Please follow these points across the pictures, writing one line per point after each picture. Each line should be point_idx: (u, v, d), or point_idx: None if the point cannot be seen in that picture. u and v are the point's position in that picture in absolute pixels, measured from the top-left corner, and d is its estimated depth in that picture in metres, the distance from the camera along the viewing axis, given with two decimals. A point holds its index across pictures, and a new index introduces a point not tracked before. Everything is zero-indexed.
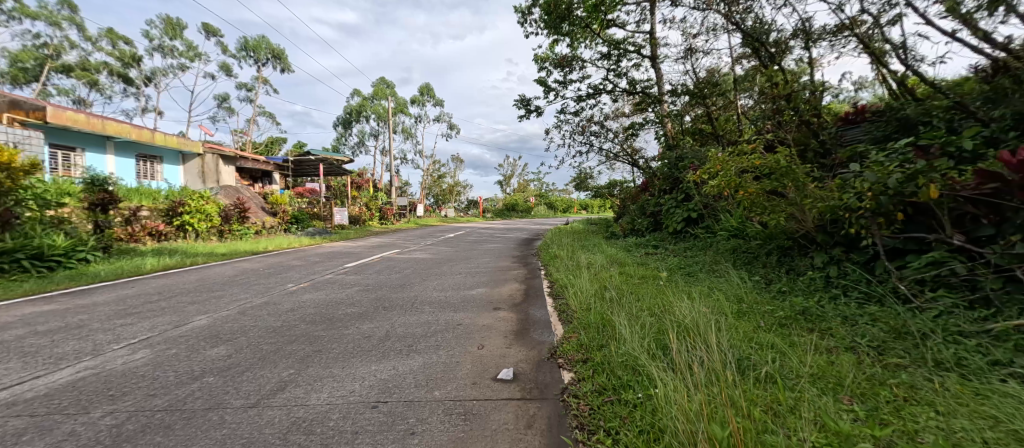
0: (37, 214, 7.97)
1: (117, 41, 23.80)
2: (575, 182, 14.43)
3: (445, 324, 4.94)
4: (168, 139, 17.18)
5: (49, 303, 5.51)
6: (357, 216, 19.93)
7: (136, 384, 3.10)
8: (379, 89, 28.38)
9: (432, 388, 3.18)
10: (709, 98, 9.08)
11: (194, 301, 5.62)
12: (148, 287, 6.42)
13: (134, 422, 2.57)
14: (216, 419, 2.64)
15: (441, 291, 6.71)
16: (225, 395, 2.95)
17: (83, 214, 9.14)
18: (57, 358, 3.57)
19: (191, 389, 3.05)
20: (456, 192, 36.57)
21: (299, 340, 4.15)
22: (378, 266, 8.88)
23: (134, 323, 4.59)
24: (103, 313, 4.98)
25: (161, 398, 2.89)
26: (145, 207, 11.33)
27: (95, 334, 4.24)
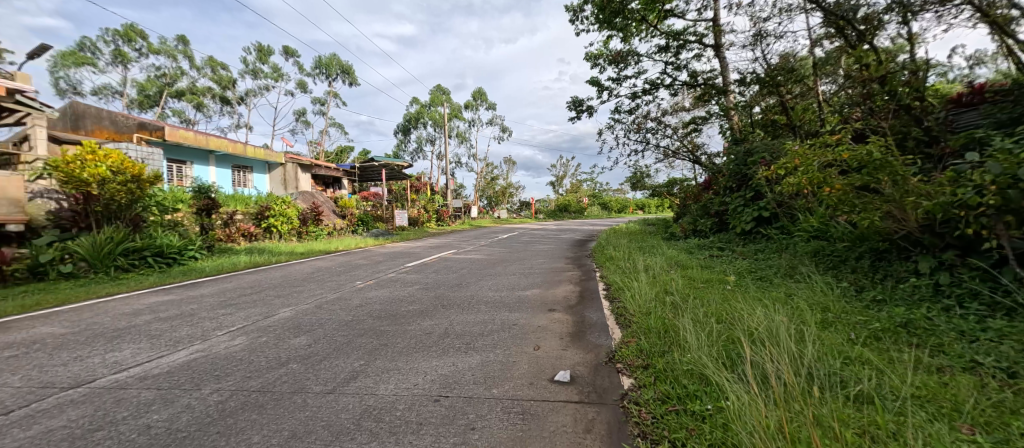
0: (158, 218, 9.26)
1: (218, 68, 26.57)
2: (630, 181, 14.01)
3: (501, 324, 4.98)
4: (256, 151, 19.00)
5: (163, 293, 6.23)
6: (416, 218, 20.79)
7: (236, 366, 3.40)
8: (436, 96, 29.22)
9: (490, 385, 3.21)
10: (782, 86, 8.36)
11: (277, 295, 6.10)
12: (241, 282, 7.05)
13: (235, 400, 2.80)
14: (299, 402, 2.81)
15: (496, 291, 6.79)
16: (307, 381, 3.15)
17: (192, 219, 10.75)
18: (175, 341, 4.00)
19: (279, 373, 3.28)
20: (508, 193, 36.93)
21: (368, 334, 4.36)
22: (436, 266, 9.14)
23: (232, 313, 5.06)
24: (208, 303, 5.56)
25: (255, 380, 3.13)
26: (240, 212, 12.47)
27: (203, 321, 4.73)
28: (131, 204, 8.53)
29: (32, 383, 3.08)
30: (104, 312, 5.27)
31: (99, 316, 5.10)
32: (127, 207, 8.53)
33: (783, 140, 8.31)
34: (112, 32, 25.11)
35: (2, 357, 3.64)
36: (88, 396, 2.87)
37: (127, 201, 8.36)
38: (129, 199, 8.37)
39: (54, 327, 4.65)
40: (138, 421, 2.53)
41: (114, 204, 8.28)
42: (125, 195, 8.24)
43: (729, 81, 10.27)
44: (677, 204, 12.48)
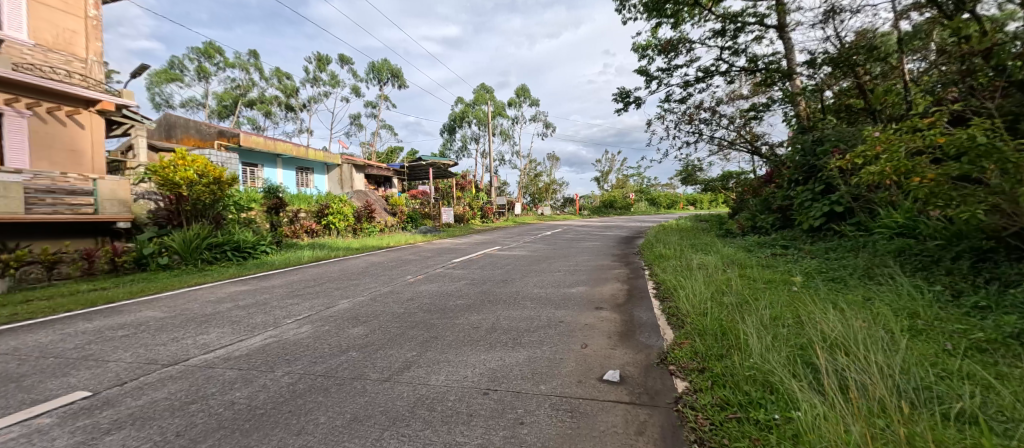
0: (235, 216, 10.38)
1: (283, 78, 28.42)
2: (680, 176, 13.49)
3: (547, 321, 4.92)
4: (317, 154, 20.04)
5: (237, 284, 6.82)
6: (461, 215, 21.11)
7: (303, 352, 3.66)
8: (480, 95, 29.44)
9: (538, 381, 3.18)
10: (859, 66, 7.92)
11: (336, 287, 6.44)
12: (305, 275, 7.51)
13: (303, 383, 3.02)
14: (358, 388, 2.97)
15: (542, 287, 6.73)
16: (366, 368, 3.32)
17: (264, 217, 11.72)
18: (251, 327, 4.41)
19: (340, 360, 3.46)
20: (552, 190, 36.72)
21: (419, 326, 4.49)
22: (481, 262, 9.25)
23: (297, 303, 5.41)
24: (277, 293, 6.04)
25: (320, 365, 3.33)
26: (303, 210, 13.17)
27: (275, 310, 5.12)
28: (214, 204, 9.67)
29: (140, 359, 3.58)
30: (193, 299, 5.92)
31: (189, 303, 5.71)
32: (211, 207, 9.69)
33: (862, 126, 7.63)
34: (194, 50, 27.93)
35: (115, 337, 4.26)
36: (183, 373, 3.27)
37: (211, 201, 9.45)
38: (212, 199, 9.48)
39: (153, 312, 5.31)
40: (224, 397, 2.84)
41: (200, 204, 9.40)
42: (210, 195, 9.31)
43: (796, 63, 9.58)
44: (734, 198, 11.83)
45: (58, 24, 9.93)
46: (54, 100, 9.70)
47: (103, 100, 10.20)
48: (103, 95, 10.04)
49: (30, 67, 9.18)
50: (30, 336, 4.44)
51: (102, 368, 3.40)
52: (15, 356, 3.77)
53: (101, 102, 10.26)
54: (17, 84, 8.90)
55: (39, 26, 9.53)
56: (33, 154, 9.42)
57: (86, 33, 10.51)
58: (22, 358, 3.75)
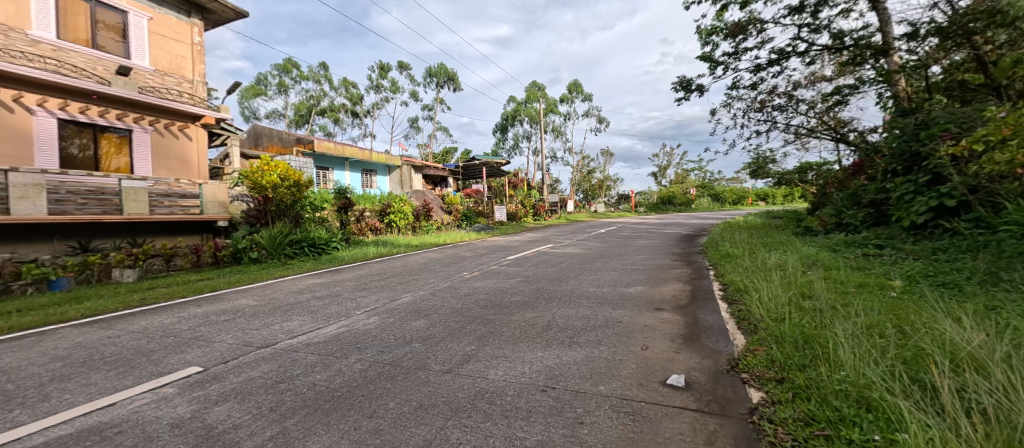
0: (311, 215, 11.25)
1: (350, 86, 30.15)
2: (749, 169, 12.64)
3: (604, 320, 4.78)
4: (380, 156, 20.96)
5: (312, 277, 7.38)
6: (513, 213, 21.21)
7: (371, 341, 4.12)
8: (532, 92, 29.34)
9: (597, 382, 3.16)
10: (977, 37, 6.94)
11: (399, 281, 6.75)
12: (372, 269, 7.94)
13: (373, 369, 3.45)
14: (423, 377, 3.28)
15: (598, 286, 6.56)
16: (428, 359, 3.63)
17: (334, 215, 12.44)
18: (327, 317, 5.02)
19: (406, 350, 3.87)
20: (606, 186, 35.87)
21: (477, 321, 4.68)
22: (535, 259, 9.20)
23: (365, 297, 5.78)
24: (347, 286, 6.53)
25: (388, 354, 3.78)
26: (368, 209, 13.85)
27: (346, 304, 5.51)
28: (295, 204, 10.58)
29: (239, 340, 4.24)
30: (279, 289, 6.58)
31: (274, 293, 6.33)
32: (292, 206, 10.59)
33: (981, 104, 6.71)
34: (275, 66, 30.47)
35: (220, 320, 4.99)
36: (273, 355, 3.85)
37: (291, 201, 10.37)
38: (292, 199, 10.40)
39: (248, 300, 5.96)
40: (307, 378, 3.32)
41: (282, 204, 10.34)
42: (290, 197, 10.26)
43: (893, 37, 8.59)
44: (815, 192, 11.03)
45: (171, 50, 11.08)
46: (171, 117, 10.91)
47: (206, 115, 11.29)
48: (207, 111, 11.09)
49: (151, 90, 10.50)
50: (155, 319, 5.19)
51: (208, 348, 4.09)
52: (145, 333, 4.59)
53: (204, 117, 11.40)
54: (145, 106, 10.22)
55: (157, 54, 10.75)
56: (155, 165, 10.67)
57: (193, 56, 11.60)
58: (152, 337, 4.47)
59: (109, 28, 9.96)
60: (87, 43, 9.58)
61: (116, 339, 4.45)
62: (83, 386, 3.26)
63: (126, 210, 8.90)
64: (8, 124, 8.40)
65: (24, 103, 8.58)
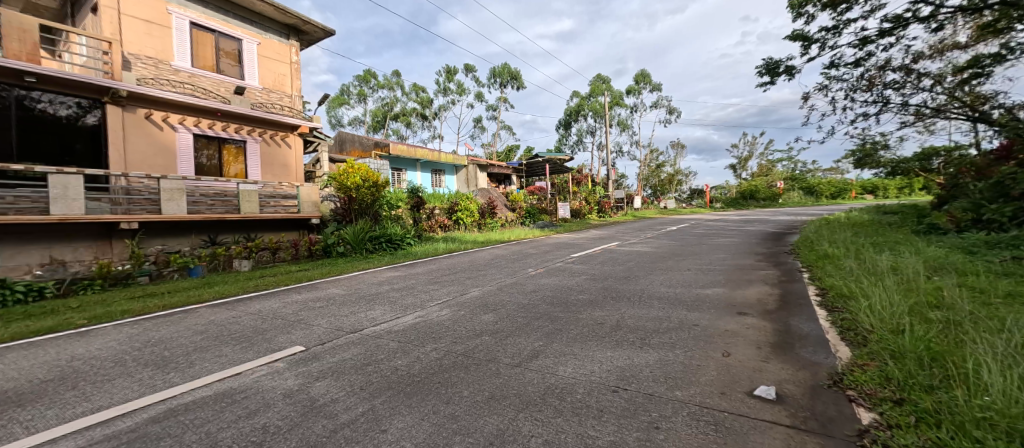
0: (387, 213, 11.84)
1: (419, 91, 31.45)
2: (852, 157, 11.24)
3: (679, 323, 4.45)
4: (448, 157, 21.58)
5: (389, 271, 7.75)
6: (577, 210, 20.78)
7: (445, 332, 4.28)
8: (596, 85, 28.60)
9: (673, 386, 3.02)
10: None
11: (467, 276, 6.87)
12: (442, 264, 8.18)
13: (448, 358, 3.62)
14: (494, 369, 3.38)
15: (670, 286, 6.15)
16: (499, 352, 3.74)
17: (408, 213, 12.99)
18: (404, 306, 5.25)
19: (475, 343, 3.97)
20: (676, 181, 34.06)
21: (544, 318, 4.66)
22: (601, 257, 8.87)
23: (436, 290, 5.94)
24: (420, 279, 6.77)
25: (460, 345, 3.92)
26: (437, 207, 14.31)
27: (417, 296, 5.72)
28: (375, 202, 11.21)
29: (332, 325, 4.60)
30: (362, 280, 7.01)
31: (359, 284, 6.74)
32: (372, 205, 11.21)
33: None
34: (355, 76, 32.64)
35: (317, 306, 5.41)
36: (361, 339, 4.15)
37: (371, 199, 11.03)
38: (372, 198, 11.06)
39: (337, 289, 6.42)
40: (390, 362, 3.57)
41: (363, 203, 11.01)
42: (370, 195, 10.93)
43: None
44: (942, 184, 9.71)
45: (275, 70, 12.18)
46: (278, 128, 12.07)
47: (302, 125, 12.28)
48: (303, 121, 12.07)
49: (261, 106, 11.70)
50: (265, 303, 5.77)
51: (307, 330, 4.50)
52: (256, 315, 5.15)
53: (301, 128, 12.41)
54: (257, 120, 11.41)
55: (263, 73, 11.91)
56: (263, 171, 11.79)
57: (292, 74, 12.64)
58: (264, 319, 5.00)
59: (228, 55, 11.22)
60: (211, 69, 10.89)
61: (239, 318, 5.05)
62: (217, 355, 3.86)
63: (243, 209, 10.04)
64: (159, 141, 9.80)
65: (168, 122, 9.91)
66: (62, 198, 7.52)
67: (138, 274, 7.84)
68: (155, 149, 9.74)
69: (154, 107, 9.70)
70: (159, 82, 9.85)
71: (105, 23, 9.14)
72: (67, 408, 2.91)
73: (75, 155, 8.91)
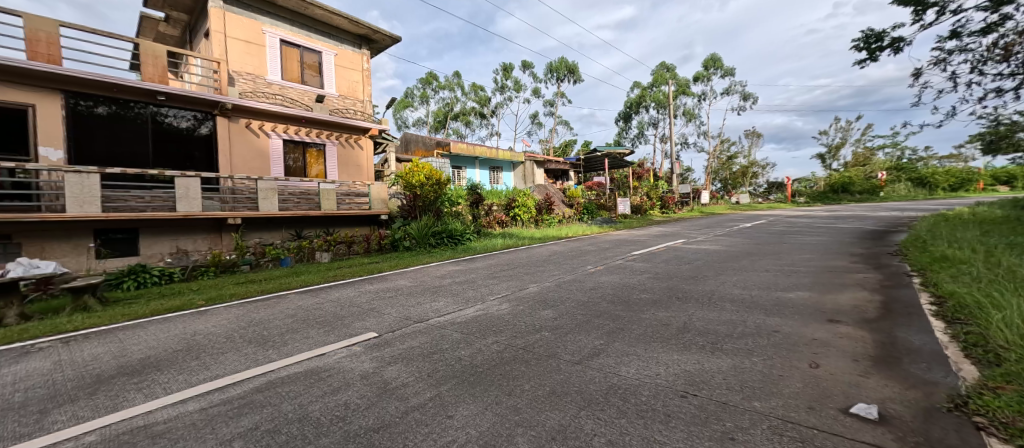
0: (448, 210, 12.05)
1: (477, 89, 31.88)
2: (976, 142, 9.64)
3: (756, 328, 4.01)
4: (505, 153, 21.65)
5: (451, 265, 7.86)
6: (639, 206, 19.97)
7: (505, 326, 4.20)
8: (660, 74, 27.30)
9: (750, 396, 2.74)
10: None
11: (525, 272, 6.76)
12: (501, 259, 8.15)
13: (510, 352, 3.55)
14: (554, 366, 3.27)
15: (745, 288, 5.62)
16: (558, 348, 3.59)
17: (467, 210, 13.17)
18: (466, 299, 5.26)
19: (535, 338, 3.84)
20: (751, 173, 31.66)
21: (605, 316, 4.42)
22: (665, 255, 8.37)
23: (494, 286, 5.89)
24: (478, 274, 6.76)
25: (520, 340, 3.81)
26: (495, 204, 14.36)
27: (475, 291, 5.69)
28: (436, 200, 11.48)
29: (402, 314, 4.71)
30: (425, 273, 7.16)
31: (423, 277, 6.89)
32: (433, 203, 11.49)
33: None
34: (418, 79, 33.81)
35: (387, 296, 5.61)
36: (426, 329, 4.19)
37: (433, 197, 11.31)
38: (434, 196, 11.33)
39: (403, 281, 6.61)
40: (455, 352, 3.58)
41: (426, 200, 11.33)
42: (432, 193, 11.22)
43: None
44: None
45: (348, 78, 12.83)
46: (355, 132, 12.76)
47: (372, 128, 12.86)
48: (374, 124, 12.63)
49: (339, 112, 12.42)
50: (343, 291, 6.08)
51: (380, 318, 4.64)
52: (338, 302, 5.44)
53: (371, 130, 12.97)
54: (337, 124, 12.15)
55: (339, 81, 12.59)
56: (341, 171, 12.47)
57: (364, 80, 13.22)
58: (343, 305, 5.26)
59: (310, 67, 11.98)
60: (296, 80, 11.68)
61: (323, 304, 5.39)
62: (307, 337, 4.13)
63: (322, 206, 10.79)
64: (258, 146, 10.73)
65: (264, 129, 10.83)
66: (186, 198, 8.64)
67: (242, 263, 8.70)
68: (255, 154, 10.68)
69: (255, 116, 10.64)
70: (257, 95, 10.78)
71: (215, 45, 10.13)
72: (194, 374, 3.41)
73: (194, 161, 9.99)
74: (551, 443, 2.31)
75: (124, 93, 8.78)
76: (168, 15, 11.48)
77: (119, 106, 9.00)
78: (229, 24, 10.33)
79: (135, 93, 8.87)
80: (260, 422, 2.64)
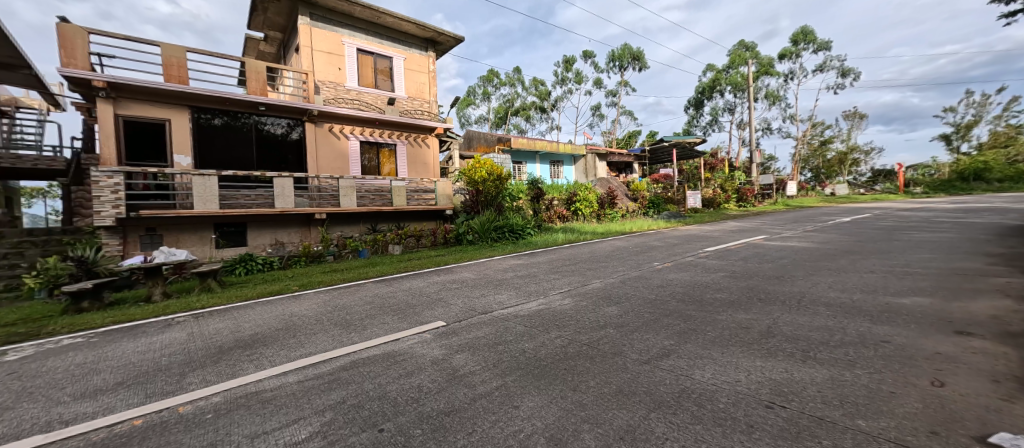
0: (509, 205, 11.96)
1: (538, 83, 31.60)
2: None
3: (858, 337, 3.41)
4: (566, 147, 21.21)
5: (512, 259, 7.75)
6: (712, 199, 18.63)
7: (568, 320, 3.97)
8: (738, 54, 25.25)
9: (853, 413, 2.30)
10: None
11: (588, 267, 6.44)
12: (563, 254, 7.89)
13: (575, 347, 3.31)
14: (620, 364, 2.99)
15: (842, 291, 4.88)
16: (624, 346, 3.29)
17: (529, 204, 13.02)
18: (530, 293, 5.10)
19: (600, 335, 3.57)
20: (849, 160, 28.23)
21: (675, 315, 4.02)
22: (744, 252, 7.60)
23: (555, 281, 5.67)
24: (539, 269, 6.56)
25: (585, 335, 3.56)
26: (556, 198, 14.05)
27: (534, 285, 5.50)
28: (497, 197, 11.48)
29: (468, 305, 4.64)
30: (488, 266, 7.11)
31: (486, 269, 6.84)
32: (495, 199, 11.49)
33: None
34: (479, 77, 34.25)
35: (454, 287, 5.61)
36: (491, 321, 4.07)
37: (495, 192, 11.30)
38: (496, 192, 11.32)
39: (467, 273, 6.59)
40: (519, 344, 3.41)
41: (489, 196, 11.35)
42: (494, 188, 11.21)
43: None
44: None
45: (416, 80, 13.15)
46: (423, 132, 13.11)
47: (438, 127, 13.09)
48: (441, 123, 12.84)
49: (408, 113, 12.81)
50: (413, 282, 6.20)
51: (447, 307, 4.63)
52: (409, 291, 5.54)
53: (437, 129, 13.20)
54: (406, 124, 12.54)
55: (409, 84, 12.96)
56: (411, 169, 12.84)
57: (430, 82, 13.45)
58: (415, 294, 5.35)
59: (382, 72, 12.45)
60: (371, 86, 12.19)
61: (395, 293, 5.52)
62: (382, 323, 4.20)
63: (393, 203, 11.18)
64: (340, 148, 11.37)
65: (344, 132, 11.43)
66: (282, 196, 9.42)
67: (327, 254, 9.32)
68: (337, 155, 11.32)
69: (336, 120, 11.23)
70: (339, 101, 11.41)
71: (304, 57, 10.84)
72: (295, 350, 3.59)
73: (287, 163, 10.72)
74: (619, 443, 2.13)
75: (233, 104, 9.61)
76: (267, 36, 12.51)
77: (229, 117, 9.87)
78: (315, 38, 11.03)
79: (240, 105, 9.70)
80: (347, 397, 2.71)
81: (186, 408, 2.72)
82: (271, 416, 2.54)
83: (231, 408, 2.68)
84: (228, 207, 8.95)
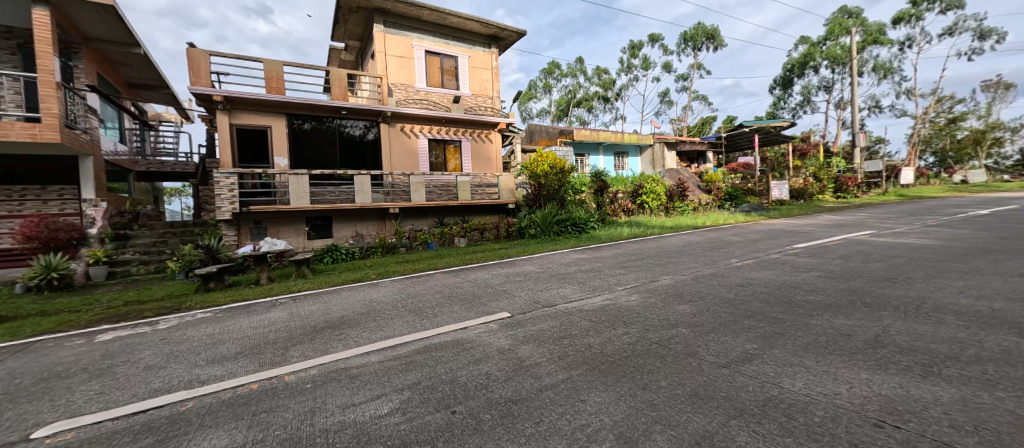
0: (571, 198, 11.61)
1: (602, 72, 30.55)
2: None
3: (1003, 352, 2.72)
4: (631, 137, 20.28)
5: (575, 253, 7.43)
6: (801, 190, 16.78)
7: (636, 317, 3.63)
8: (839, 21, 22.49)
9: (995, 441, 1.81)
10: None
11: (657, 263, 5.97)
12: (630, 249, 7.43)
13: (642, 345, 2.99)
14: (693, 365, 2.63)
15: (976, 298, 4.00)
16: (698, 347, 2.91)
17: (592, 197, 12.56)
18: (596, 287, 4.81)
19: (671, 334, 3.20)
20: (992, 137, 23.64)
21: (758, 317, 3.53)
22: (842, 249, 6.63)
23: (621, 276, 5.30)
24: (604, 264, 6.20)
25: (654, 333, 3.22)
26: (620, 191, 13.44)
27: (598, 281, 5.18)
28: (559, 190, 11.23)
29: (532, 298, 4.44)
30: (551, 260, 6.87)
31: (550, 263, 6.62)
32: (557, 192, 11.24)
33: None
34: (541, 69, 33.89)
35: (516, 280, 5.46)
36: (555, 315, 3.85)
37: (557, 185, 11.04)
38: (558, 184, 11.07)
39: (530, 267, 6.41)
40: (584, 339, 3.16)
41: (551, 189, 11.12)
42: (557, 181, 10.94)
43: None
44: None
45: (481, 77, 13.18)
46: (488, 128, 13.11)
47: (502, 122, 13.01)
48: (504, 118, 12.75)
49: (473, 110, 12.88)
50: (479, 273, 6.15)
51: (511, 299, 4.48)
52: (474, 283, 5.47)
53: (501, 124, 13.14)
54: (471, 121, 12.62)
55: (473, 81, 13.02)
56: (475, 164, 12.95)
57: (494, 78, 13.41)
58: (480, 285, 5.29)
59: (448, 72, 12.60)
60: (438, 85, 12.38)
61: (462, 283, 5.51)
62: (452, 311, 4.16)
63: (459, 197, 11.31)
64: (410, 147, 11.72)
65: (413, 131, 11.75)
66: (361, 191, 9.88)
67: (399, 246, 9.62)
68: (408, 154, 11.68)
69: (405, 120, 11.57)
70: (410, 102, 11.73)
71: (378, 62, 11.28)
72: (377, 332, 3.65)
73: (365, 162, 11.20)
74: None
75: (318, 108, 10.18)
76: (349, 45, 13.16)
77: (317, 122, 10.48)
78: (388, 44, 11.45)
79: (325, 109, 10.27)
80: (422, 378, 2.64)
81: (291, 377, 2.82)
82: (359, 389, 2.55)
83: (327, 380, 2.73)
84: (315, 203, 9.56)
